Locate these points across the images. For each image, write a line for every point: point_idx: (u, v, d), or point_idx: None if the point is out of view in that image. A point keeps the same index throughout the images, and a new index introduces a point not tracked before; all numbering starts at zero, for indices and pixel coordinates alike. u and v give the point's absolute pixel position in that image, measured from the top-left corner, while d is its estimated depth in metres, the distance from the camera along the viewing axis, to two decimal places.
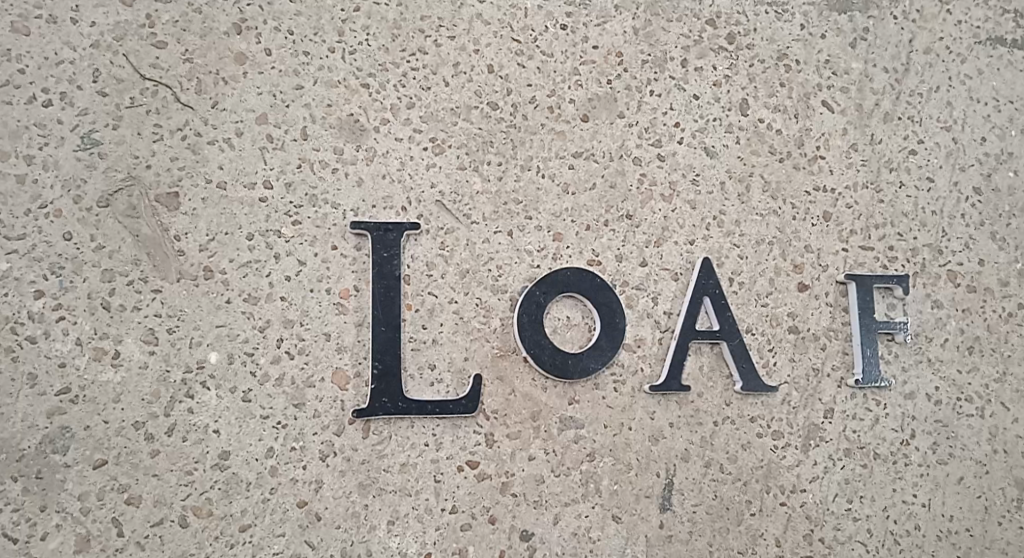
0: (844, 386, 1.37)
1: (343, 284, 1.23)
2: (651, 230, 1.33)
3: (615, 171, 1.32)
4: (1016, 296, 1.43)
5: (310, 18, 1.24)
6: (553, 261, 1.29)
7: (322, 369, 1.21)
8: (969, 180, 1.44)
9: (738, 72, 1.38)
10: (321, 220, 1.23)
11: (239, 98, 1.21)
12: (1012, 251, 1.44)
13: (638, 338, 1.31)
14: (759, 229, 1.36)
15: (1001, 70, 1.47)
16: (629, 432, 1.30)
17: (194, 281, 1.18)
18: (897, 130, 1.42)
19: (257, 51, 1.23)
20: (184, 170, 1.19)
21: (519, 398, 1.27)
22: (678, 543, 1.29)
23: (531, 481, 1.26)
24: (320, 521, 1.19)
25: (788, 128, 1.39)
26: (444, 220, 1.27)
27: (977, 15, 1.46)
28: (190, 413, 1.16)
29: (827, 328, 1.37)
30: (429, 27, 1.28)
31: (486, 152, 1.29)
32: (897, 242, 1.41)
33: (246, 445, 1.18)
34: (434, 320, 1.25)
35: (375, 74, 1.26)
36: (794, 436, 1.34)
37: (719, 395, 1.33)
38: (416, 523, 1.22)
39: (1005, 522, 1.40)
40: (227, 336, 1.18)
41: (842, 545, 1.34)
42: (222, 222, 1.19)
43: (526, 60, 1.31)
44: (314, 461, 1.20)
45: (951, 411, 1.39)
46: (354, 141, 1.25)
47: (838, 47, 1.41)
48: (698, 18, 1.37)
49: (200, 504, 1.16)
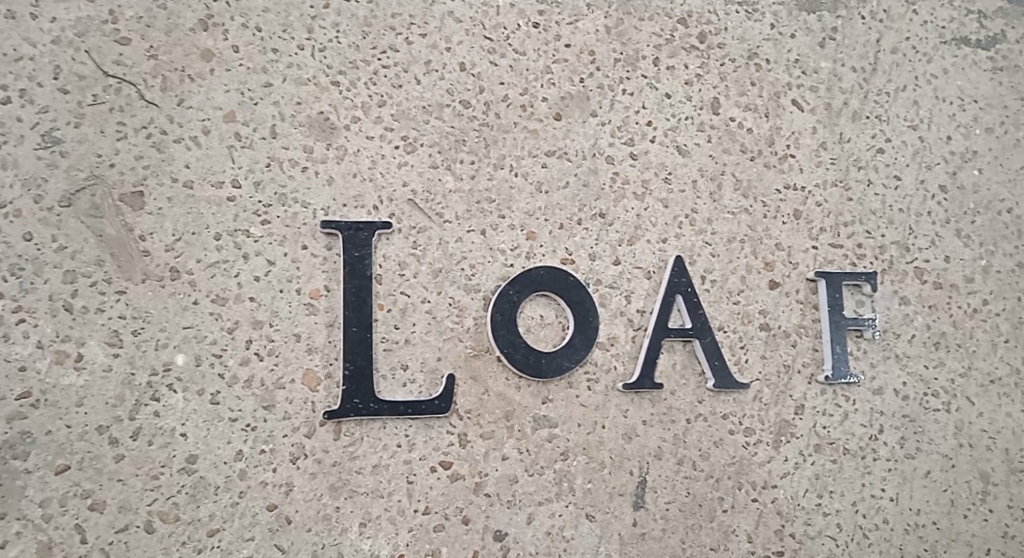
0: (814, 383, 1.38)
1: (314, 284, 1.21)
2: (624, 229, 1.33)
3: (588, 170, 1.33)
4: (981, 292, 1.46)
5: (279, 14, 1.23)
6: (526, 260, 1.29)
7: (293, 370, 1.19)
8: (935, 178, 1.46)
9: (709, 71, 1.38)
10: (292, 219, 1.21)
11: (206, 95, 1.19)
12: (977, 247, 1.47)
13: (611, 336, 1.31)
14: (730, 227, 1.37)
15: (965, 70, 1.49)
16: (602, 431, 1.30)
17: (160, 282, 1.16)
18: (864, 130, 1.44)
19: (225, 47, 1.21)
20: (149, 169, 1.17)
21: (492, 398, 1.26)
22: (652, 541, 1.29)
23: (505, 480, 1.26)
24: (291, 524, 1.18)
25: (759, 127, 1.40)
26: (417, 218, 1.26)
27: (942, 15, 1.49)
28: (156, 417, 1.14)
29: (797, 325, 1.38)
30: (400, 24, 1.27)
31: (459, 149, 1.28)
32: (865, 240, 1.43)
33: (214, 448, 1.16)
34: (407, 319, 1.24)
35: (346, 71, 1.25)
36: (766, 433, 1.36)
37: (691, 392, 1.33)
38: (389, 525, 1.21)
39: (971, 515, 1.43)
40: (195, 338, 1.16)
41: (812, 540, 1.36)
42: (189, 221, 1.17)
43: (498, 57, 1.31)
44: (285, 463, 1.18)
45: (917, 406, 1.42)
46: (325, 138, 1.23)
47: (807, 47, 1.43)
48: (670, 17, 1.37)
49: (167, 509, 1.14)
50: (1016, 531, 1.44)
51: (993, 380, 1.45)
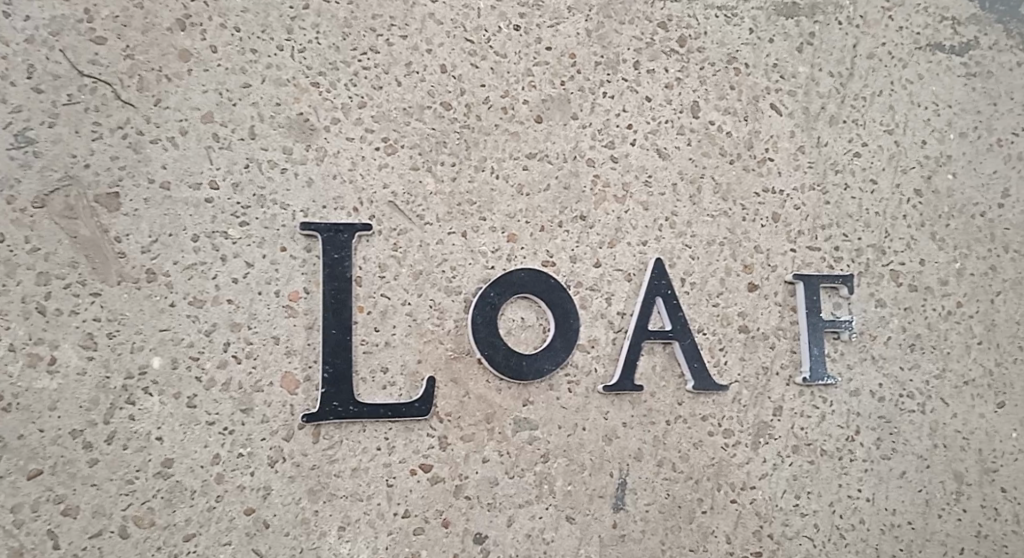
0: (792, 384, 1.40)
1: (293, 286, 1.20)
2: (604, 231, 1.34)
3: (569, 172, 1.33)
4: (955, 294, 1.48)
5: (258, 15, 1.22)
6: (507, 262, 1.29)
7: (271, 373, 1.19)
8: (910, 182, 1.48)
9: (689, 75, 1.39)
10: (270, 220, 1.20)
11: (183, 96, 1.18)
12: (951, 251, 1.49)
13: (592, 339, 1.31)
14: (709, 230, 1.38)
15: (940, 76, 1.52)
16: (583, 432, 1.30)
17: (136, 284, 1.14)
18: (841, 134, 1.46)
19: (203, 47, 1.20)
20: (125, 170, 1.15)
21: (473, 400, 1.26)
22: (631, 543, 1.30)
23: (485, 483, 1.25)
24: (269, 528, 1.17)
25: (738, 131, 1.41)
26: (397, 220, 1.25)
27: (917, 22, 1.51)
28: (131, 420, 1.13)
29: (775, 327, 1.40)
30: (381, 26, 1.27)
31: (440, 151, 1.28)
32: (842, 243, 1.44)
33: (191, 452, 1.15)
34: (387, 321, 1.23)
35: (326, 72, 1.24)
36: (744, 434, 1.37)
37: (671, 394, 1.34)
38: (368, 528, 1.21)
39: (946, 515, 1.45)
40: (171, 340, 1.15)
41: (790, 541, 1.37)
42: (166, 222, 1.16)
43: (479, 60, 1.31)
44: (263, 467, 1.17)
45: (893, 408, 1.44)
46: (305, 140, 1.23)
47: (785, 52, 1.44)
48: (650, 21, 1.38)
49: (142, 514, 1.12)
50: (989, 530, 1.46)
51: (967, 381, 1.47)
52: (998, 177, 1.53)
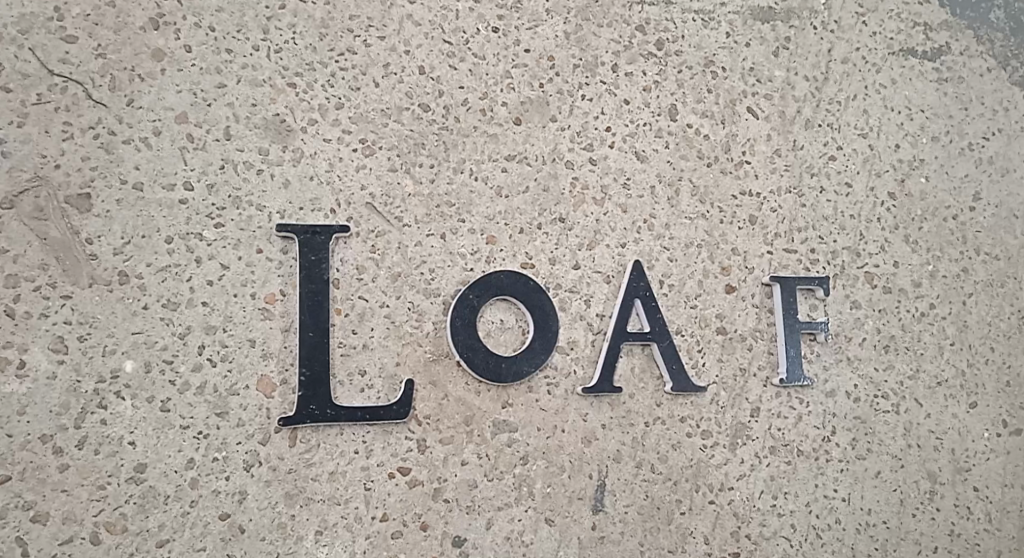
0: (769, 385, 1.41)
1: (270, 288, 1.19)
2: (583, 233, 1.34)
3: (548, 174, 1.33)
4: (928, 296, 1.50)
5: (233, 14, 1.21)
6: (485, 264, 1.29)
7: (247, 376, 1.17)
8: (884, 185, 1.50)
9: (666, 78, 1.40)
10: (246, 222, 1.19)
11: (157, 96, 1.17)
12: (924, 253, 1.51)
13: (571, 340, 1.31)
14: (687, 232, 1.39)
15: (913, 80, 1.54)
16: (562, 434, 1.30)
17: (107, 286, 1.12)
18: (817, 137, 1.47)
19: (177, 47, 1.18)
20: (97, 170, 1.13)
21: (452, 403, 1.26)
22: (610, 544, 1.30)
23: (464, 485, 1.25)
24: (244, 534, 1.15)
25: (715, 134, 1.42)
26: (375, 222, 1.24)
27: (890, 27, 1.53)
28: (103, 425, 1.11)
29: (753, 329, 1.41)
30: (358, 27, 1.26)
31: (418, 153, 1.27)
32: (818, 245, 1.46)
33: (164, 456, 1.13)
34: (365, 324, 1.23)
35: (302, 73, 1.23)
36: (722, 435, 1.37)
37: (650, 395, 1.34)
38: (346, 533, 1.20)
39: (920, 514, 1.47)
40: (144, 344, 1.13)
41: (767, 541, 1.38)
42: (139, 224, 1.14)
43: (457, 62, 1.30)
44: (238, 471, 1.16)
45: (868, 408, 1.45)
46: (281, 141, 1.21)
47: (761, 56, 1.45)
48: (628, 24, 1.39)
49: (114, 520, 1.10)
50: (962, 529, 1.48)
51: (940, 382, 1.50)
52: (970, 180, 1.55)
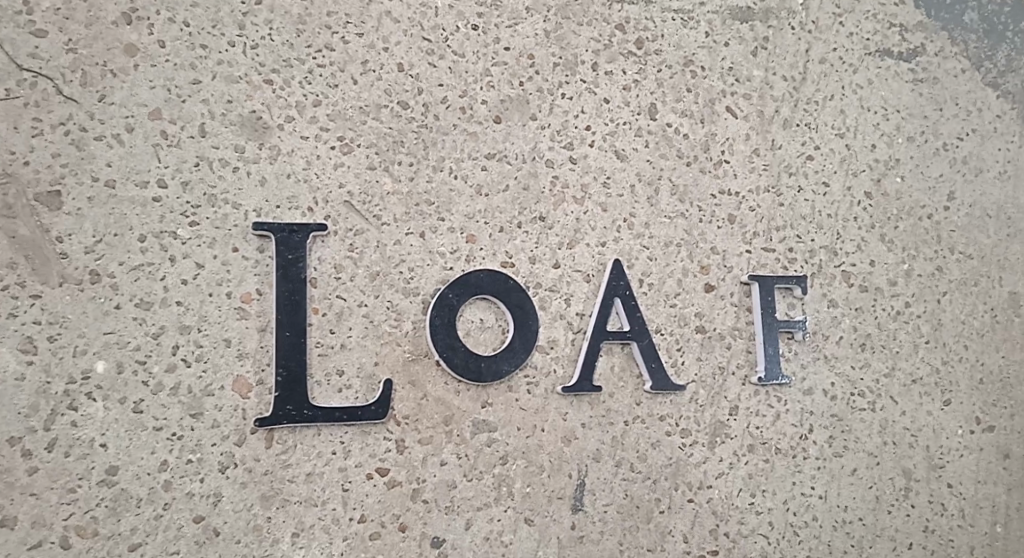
0: (748, 384, 1.41)
1: (246, 287, 1.17)
2: (564, 232, 1.34)
3: (528, 173, 1.33)
4: (903, 295, 1.52)
5: (208, 9, 1.19)
6: (465, 263, 1.28)
7: (222, 377, 1.15)
8: (860, 185, 1.52)
9: (646, 77, 1.40)
10: (221, 220, 1.17)
11: (130, 92, 1.14)
12: (900, 252, 1.53)
13: (551, 340, 1.31)
14: (667, 231, 1.39)
15: (889, 81, 1.55)
16: (541, 434, 1.30)
17: (78, 286, 1.10)
18: (795, 137, 1.48)
19: (150, 42, 1.16)
20: (68, 167, 1.11)
21: (431, 403, 1.25)
22: (590, 543, 1.31)
23: (443, 486, 1.24)
24: (218, 536, 1.14)
25: (694, 133, 1.42)
26: (353, 220, 1.23)
27: (866, 28, 1.54)
28: (73, 427, 1.09)
29: (731, 328, 1.41)
30: (336, 23, 1.25)
31: (397, 151, 1.26)
32: (796, 244, 1.47)
33: (137, 458, 1.11)
34: (343, 324, 1.21)
35: (279, 69, 1.22)
36: (701, 434, 1.38)
37: (629, 394, 1.35)
38: (323, 534, 1.19)
39: (895, 511, 1.48)
40: (116, 344, 1.11)
41: (745, 539, 1.39)
42: (112, 222, 1.12)
43: (437, 59, 1.29)
44: (213, 473, 1.14)
45: (845, 406, 1.47)
46: (258, 138, 1.20)
47: (739, 56, 1.46)
48: (608, 23, 1.39)
49: (84, 524, 1.08)
50: (936, 525, 1.50)
51: (916, 380, 1.51)
52: (944, 180, 1.57)
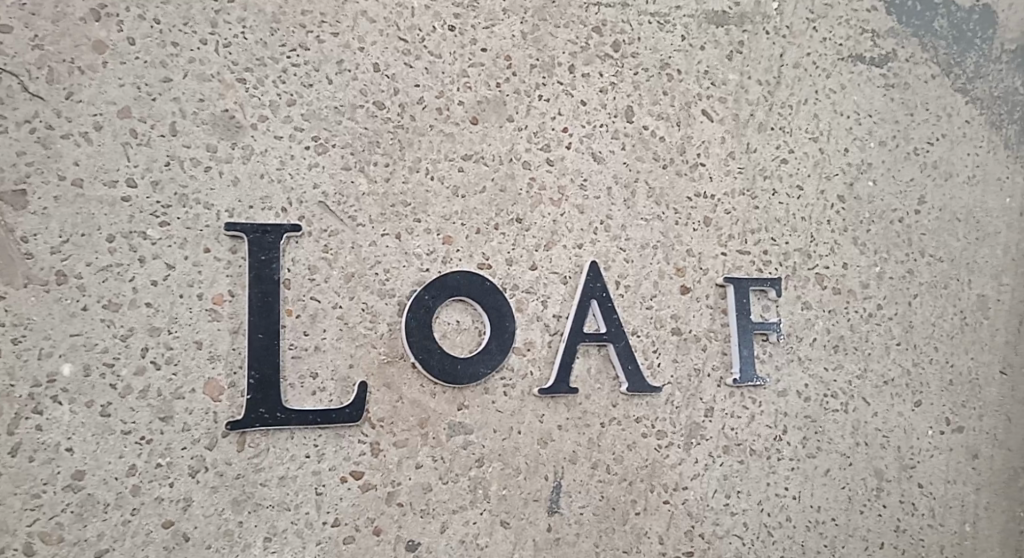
0: (723, 385, 1.42)
1: (218, 289, 1.16)
2: (541, 234, 1.33)
3: (505, 174, 1.32)
4: (875, 297, 1.54)
5: (179, 7, 1.17)
6: (441, 265, 1.27)
7: (193, 380, 1.13)
8: (833, 188, 1.53)
9: (623, 80, 1.40)
10: (193, 220, 1.15)
11: (98, 89, 1.12)
12: (872, 255, 1.55)
13: (527, 341, 1.31)
14: (644, 234, 1.39)
15: (861, 86, 1.57)
16: (517, 436, 1.29)
17: (44, 287, 1.08)
18: (769, 140, 1.50)
19: (120, 39, 1.14)
20: (33, 166, 1.09)
21: (406, 405, 1.24)
22: (566, 546, 1.31)
23: (418, 489, 1.24)
24: (188, 541, 1.12)
25: (671, 135, 1.43)
26: (328, 221, 1.22)
27: (839, 33, 1.56)
28: (38, 431, 1.07)
29: (707, 330, 1.42)
30: (311, 22, 1.23)
31: (373, 151, 1.25)
32: (771, 246, 1.48)
33: (104, 463, 1.09)
34: (317, 326, 1.20)
35: (253, 68, 1.20)
36: (677, 435, 1.38)
37: (606, 396, 1.35)
38: (296, 539, 1.17)
39: (867, 511, 1.50)
40: (83, 346, 1.09)
41: (720, 539, 1.40)
42: (79, 222, 1.10)
43: (413, 59, 1.29)
44: (183, 477, 1.12)
45: (818, 407, 1.48)
46: (230, 138, 1.18)
47: (715, 59, 1.47)
48: (585, 25, 1.39)
49: (49, 530, 1.07)
50: (907, 525, 1.53)
51: (887, 381, 1.53)
52: (915, 184, 1.59)
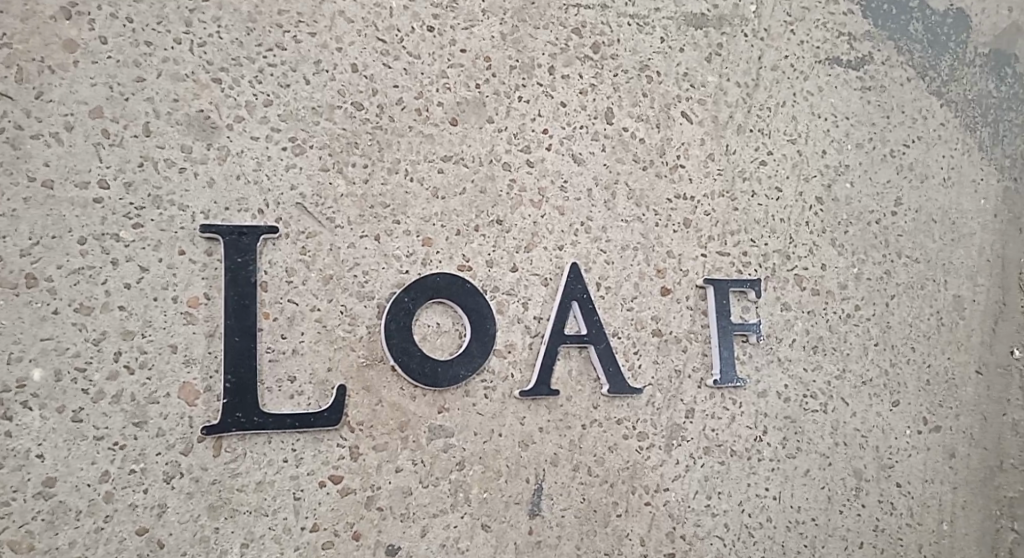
0: (704, 386, 1.42)
1: (193, 291, 1.14)
2: (521, 235, 1.33)
3: (485, 176, 1.31)
4: (853, 298, 1.55)
5: (153, 5, 1.14)
6: (421, 267, 1.26)
7: (168, 384, 1.12)
8: (811, 190, 1.54)
9: (602, 81, 1.40)
10: (167, 222, 1.13)
11: (69, 88, 1.10)
12: (850, 256, 1.56)
13: (508, 343, 1.30)
14: (624, 235, 1.39)
15: (838, 88, 1.58)
16: (498, 439, 1.29)
17: (13, 291, 1.06)
18: (748, 142, 1.50)
19: (91, 38, 1.11)
20: (2, 167, 1.06)
21: (386, 408, 1.23)
22: (547, 548, 1.30)
23: (398, 493, 1.23)
24: (163, 548, 1.11)
25: (650, 137, 1.43)
26: (306, 223, 1.20)
27: (817, 36, 1.57)
28: (7, 437, 1.05)
29: (687, 331, 1.42)
30: (288, 22, 1.22)
31: (352, 152, 1.24)
32: (750, 248, 1.49)
33: (76, 470, 1.07)
34: (295, 328, 1.19)
35: (228, 68, 1.18)
36: (658, 436, 1.38)
37: (587, 397, 1.34)
38: (274, 544, 1.16)
39: (846, 510, 1.51)
40: (54, 350, 1.07)
41: (701, 540, 1.40)
42: (50, 224, 1.08)
43: (392, 60, 1.27)
44: (157, 483, 1.11)
45: (797, 407, 1.49)
46: (205, 139, 1.16)
47: (694, 62, 1.47)
48: (564, 27, 1.38)
49: (20, 538, 1.05)
50: (885, 524, 1.54)
51: (865, 381, 1.55)
52: (891, 186, 1.60)
